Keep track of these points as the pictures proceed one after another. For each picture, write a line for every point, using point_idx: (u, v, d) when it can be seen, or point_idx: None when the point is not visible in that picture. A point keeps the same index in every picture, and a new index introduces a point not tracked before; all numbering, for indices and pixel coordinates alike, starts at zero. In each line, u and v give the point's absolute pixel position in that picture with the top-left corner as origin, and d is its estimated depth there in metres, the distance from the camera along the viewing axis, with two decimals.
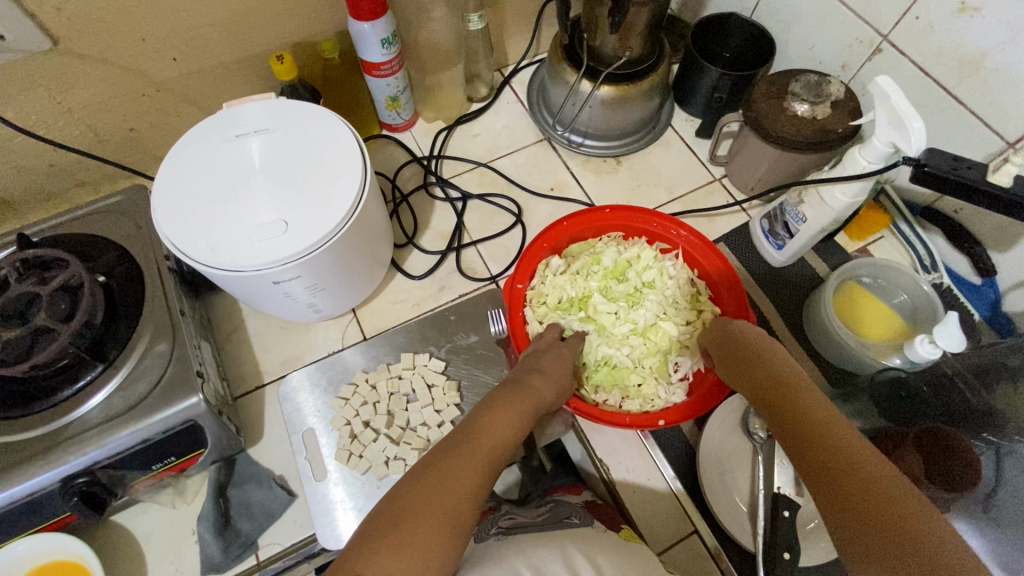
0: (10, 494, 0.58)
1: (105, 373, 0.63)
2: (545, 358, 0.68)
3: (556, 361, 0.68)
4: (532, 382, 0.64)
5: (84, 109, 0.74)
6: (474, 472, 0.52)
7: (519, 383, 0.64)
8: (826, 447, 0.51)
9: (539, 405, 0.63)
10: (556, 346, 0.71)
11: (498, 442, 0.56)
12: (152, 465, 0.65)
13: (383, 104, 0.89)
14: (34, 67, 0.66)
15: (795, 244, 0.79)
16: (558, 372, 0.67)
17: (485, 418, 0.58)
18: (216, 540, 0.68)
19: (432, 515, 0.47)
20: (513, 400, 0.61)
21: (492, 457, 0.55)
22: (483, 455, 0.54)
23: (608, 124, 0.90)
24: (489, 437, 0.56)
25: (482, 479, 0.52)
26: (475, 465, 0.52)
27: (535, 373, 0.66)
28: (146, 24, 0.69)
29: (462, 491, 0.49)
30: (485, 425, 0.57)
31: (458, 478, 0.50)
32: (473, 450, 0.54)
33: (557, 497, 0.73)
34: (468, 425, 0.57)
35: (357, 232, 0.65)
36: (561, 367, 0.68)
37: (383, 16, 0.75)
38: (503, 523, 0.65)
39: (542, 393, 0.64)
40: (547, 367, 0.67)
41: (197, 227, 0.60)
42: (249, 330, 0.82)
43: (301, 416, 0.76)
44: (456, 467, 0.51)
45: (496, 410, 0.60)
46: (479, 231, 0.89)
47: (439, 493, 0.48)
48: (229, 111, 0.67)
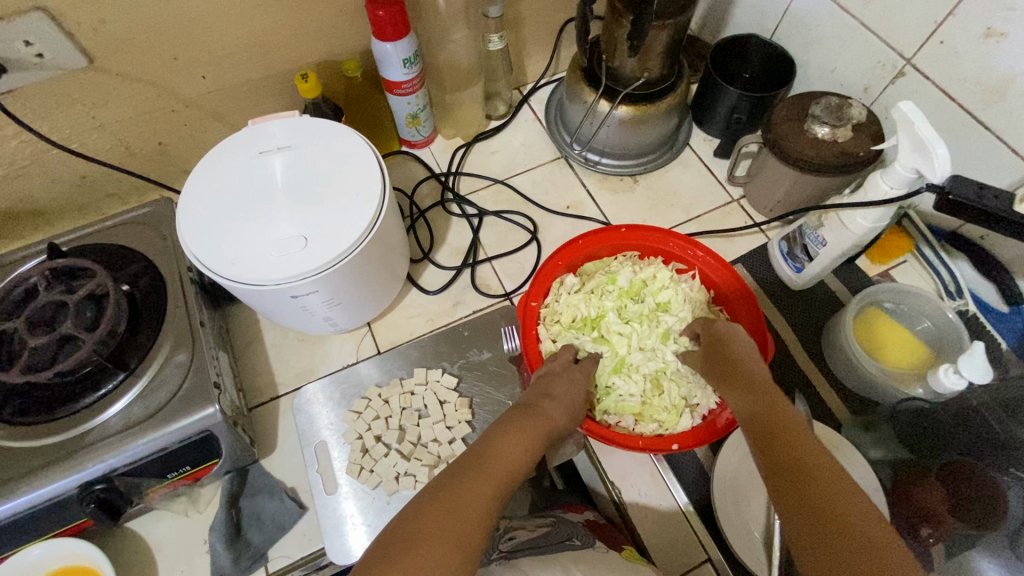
0: (30, 498, 0.59)
1: (126, 381, 0.65)
2: (558, 380, 0.68)
3: (568, 384, 0.68)
4: (543, 407, 0.64)
5: (116, 123, 0.76)
6: (483, 497, 0.51)
7: (532, 408, 0.64)
8: (790, 457, 0.51)
9: (551, 430, 0.63)
10: (569, 370, 0.70)
11: (510, 467, 0.56)
12: (167, 474, 0.66)
13: (404, 121, 0.90)
14: (71, 84, 0.69)
15: (815, 267, 0.78)
16: (570, 393, 0.67)
17: (498, 442, 0.58)
18: (228, 551, 0.69)
19: (440, 537, 0.46)
20: (525, 425, 0.61)
21: (503, 482, 0.54)
22: (493, 480, 0.53)
23: (625, 143, 0.90)
24: (501, 461, 0.56)
25: (492, 504, 0.51)
26: (484, 489, 0.52)
27: (548, 399, 0.65)
28: (178, 43, 0.71)
29: (471, 517, 0.49)
30: (496, 451, 0.57)
31: (468, 502, 0.50)
32: (483, 475, 0.53)
33: (558, 513, 0.73)
34: (478, 450, 0.57)
35: (375, 248, 0.66)
36: (573, 390, 0.68)
37: (406, 37, 0.77)
38: (504, 547, 0.64)
39: (555, 419, 0.64)
40: (558, 391, 0.67)
41: (219, 241, 0.62)
42: (267, 341, 0.83)
43: (315, 428, 0.77)
44: (465, 491, 0.51)
45: (508, 434, 0.59)
46: (495, 248, 0.89)
47: (447, 516, 0.48)
48: (254, 129, 0.68)
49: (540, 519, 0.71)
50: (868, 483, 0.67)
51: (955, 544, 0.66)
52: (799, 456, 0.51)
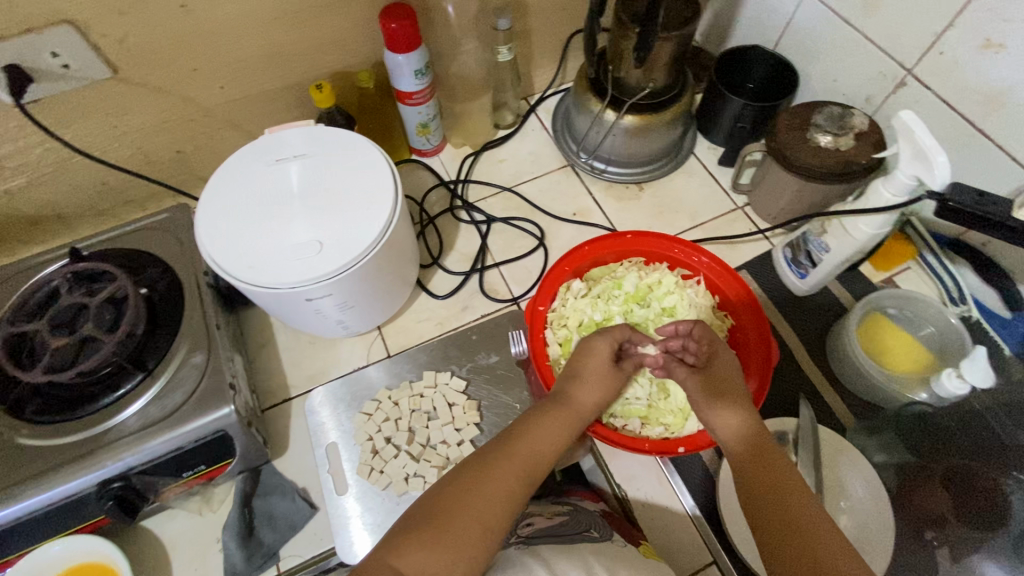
0: (50, 495, 0.61)
1: (144, 382, 0.66)
2: (592, 359, 0.68)
3: (594, 359, 0.68)
4: (573, 392, 0.65)
5: (137, 132, 0.79)
6: (509, 479, 0.54)
7: (562, 392, 0.65)
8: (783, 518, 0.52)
9: (581, 415, 0.64)
10: (595, 341, 0.69)
11: (539, 453, 0.58)
12: (182, 473, 0.67)
13: (414, 131, 0.93)
14: (95, 93, 0.72)
15: (819, 273, 0.79)
16: (601, 373, 0.68)
17: (531, 426, 0.60)
18: (241, 550, 0.70)
19: (463, 516, 0.49)
20: (555, 411, 0.63)
21: (530, 464, 0.57)
22: (521, 465, 0.56)
23: (631, 152, 0.92)
24: (530, 445, 0.58)
25: (517, 486, 0.54)
26: (512, 473, 0.55)
27: (576, 381, 0.66)
28: (198, 56, 0.74)
29: (497, 499, 0.52)
30: (528, 438, 0.59)
31: (496, 485, 0.53)
32: (514, 460, 0.56)
33: (574, 501, 0.73)
34: (512, 432, 0.59)
35: (388, 253, 0.68)
36: (606, 369, 0.68)
37: (417, 49, 0.79)
38: (522, 531, 0.65)
39: (585, 404, 0.65)
40: (584, 370, 0.67)
41: (236, 246, 0.63)
42: (279, 344, 0.84)
43: (324, 430, 0.78)
44: (493, 474, 0.54)
45: (540, 420, 0.61)
46: (503, 254, 0.91)
47: (475, 502, 0.51)
48: (271, 137, 0.70)
49: (557, 506, 0.71)
50: (873, 485, 0.68)
51: (958, 547, 0.67)
52: (798, 525, 0.50)
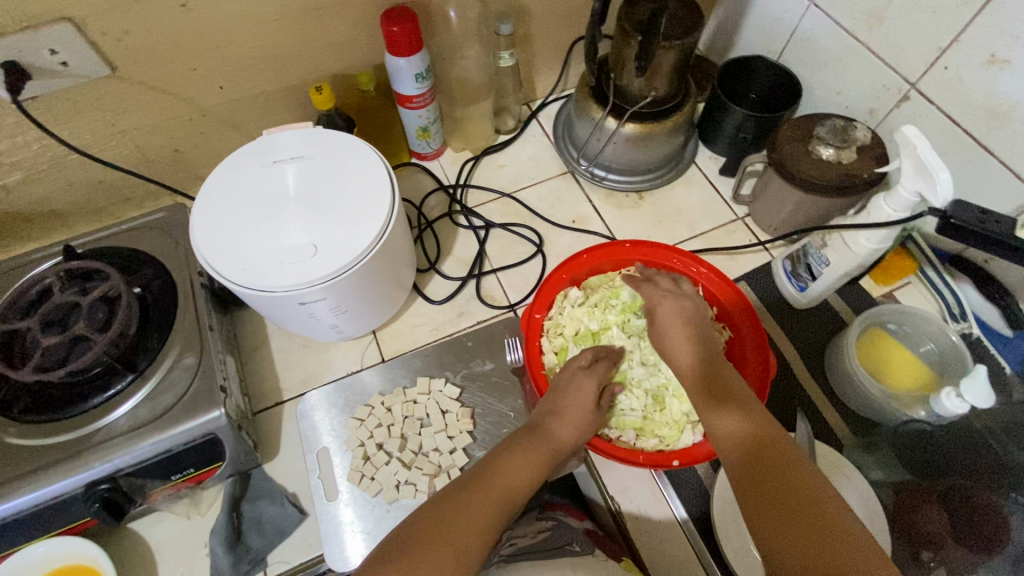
0: (36, 496, 0.60)
1: (134, 383, 0.66)
2: (571, 397, 0.68)
3: (576, 395, 0.68)
4: (552, 427, 0.65)
5: (135, 131, 0.78)
6: (485, 510, 0.54)
7: (539, 428, 0.65)
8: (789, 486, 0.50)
9: (555, 449, 0.64)
10: (580, 376, 0.70)
11: (513, 489, 0.58)
12: (171, 476, 0.67)
13: (414, 134, 0.92)
14: (94, 91, 0.71)
15: (819, 287, 0.79)
16: (579, 410, 0.67)
17: (508, 461, 0.60)
18: (227, 554, 0.69)
19: (440, 545, 0.49)
20: (531, 446, 0.63)
21: (506, 499, 0.57)
22: (496, 500, 0.56)
23: (632, 160, 0.92)
24: (505, 479, 0.58)
25: (492, 519, 0.54)
26: (487, 507, 0.55)
27: (556, 417, 0.66)
28: (197, 55, 0.73)
29: (473, 529, 0.52)
30: (504, 472, 0.59)
31: (473, 515, 0.53)
32: (491, 495, 0.56)
33: (559, 516, 0.72)
34: (487, 466, 0.59)
35: (385, 256, 0.67)
36: (586, 407, 0.68)
37: (418, 53, 0.79)
38: (505, 551, 0.64)
39: (564, 440, 0.65)
40: (566, 407, 0.67)
41: (231, 250, 0.63)
42: (273, 346, 0.84)
43: (316, 435, 0.77)
44: (469, 506, 0.54)
45: (515, 454, 0.61)
46: (500, 260, 0.90)
47: (456, 530, 0.51)
48: (269, 139, 0.70)
49: (541, 521, 0.70)
50: (870, 501, 0.67)
51: (955, 567, 0.66)
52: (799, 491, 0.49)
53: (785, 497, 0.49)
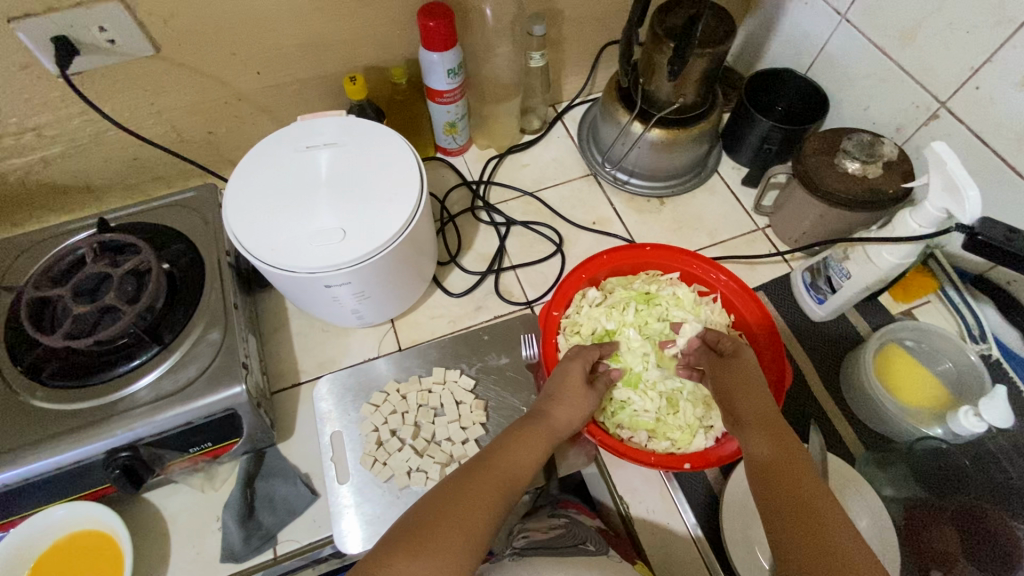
0: (58, 459, 0.62)
1: (159, 355, 0.67)
2: (568, 381, 0.68)
3: (567, 380, 0.68)
4: (548, 411, 0.65)
5: (172, 110, 0.80)
6: (489, 492, 0.54)
7: (537, 412, 0.65)
8: (804, 508, 0.51)
9: (557, 436, 0.64)
10: (568, 362, 0.70)
11: (515, 470, 0.58)
12: (188, 448, 0.68)
13: (441, 129, 0.93)
14: (137, 69, 0.74)
15: (837, 300, 0.79)
16: (575, 392, 0.67)
17: (508, 445, 0.60)
18: (239, 529, 0.69)
19: (448, 529, 0.49)
20: (530, 430, 0.62)
21: (508, 480, 0.57)
22: (498, 479, 0.56)
23: (656, 166, 0.92)
24: (507, 461, 0.58)
25: (496, 500, 0.54)
26: (490, 490, 0.54)
27: (551, 401, 0.66)
28: (238, 41, 0.75)
29: (478, 510, 0.52)
30: (505, 454, 0.59)
31: (477, 497, 0.53)
32: (491, 475, 0.56)
33: (572, 513, 0.73)
34: (490, 450, 0.59)
35: (409, 245, 0.68)
36: (581, 389, 0.68)
37: (452, 49, 0.80)
38: (517, 543, 0.67)
39: (562, 423, 0.65)
40: (559, 391, 0.67)
41: (259, 230, 0.64)
42: (293, 329, 0.85)
43: (331, 418, 0.78)
44: (473, 488, 0.54)
45: (516, 437, 0.61)
46: (520, 256, 0.91)
47: (461, 508, 0.51)
48: (304, 124, 0.72)
49: (553, 518, 0.72)
50: (882, 518, 0.66)
51: None
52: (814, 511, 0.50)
53: (824, 552, 0.47)
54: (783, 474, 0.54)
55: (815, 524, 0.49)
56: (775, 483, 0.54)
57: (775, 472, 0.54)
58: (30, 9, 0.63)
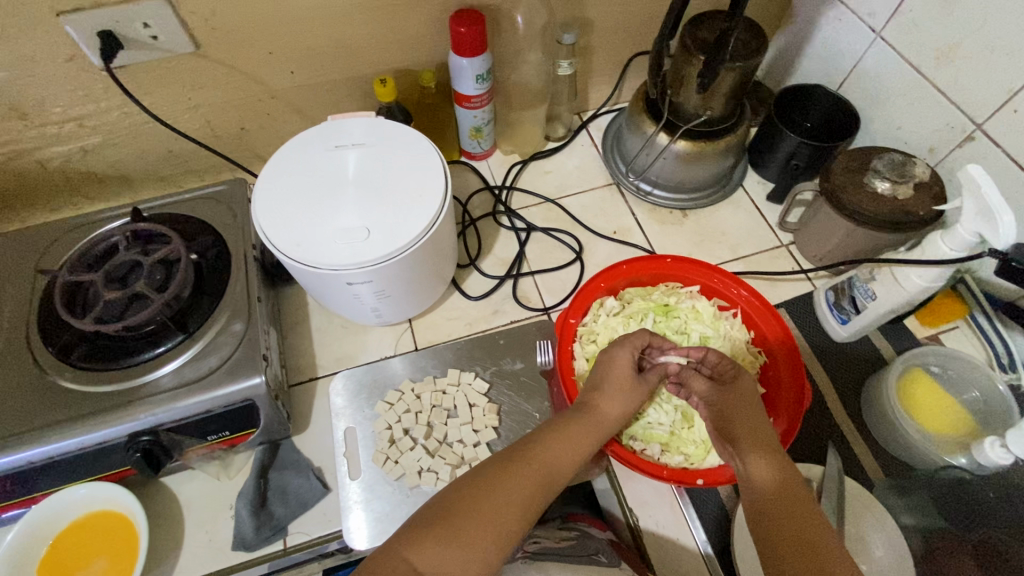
0: (82, 439, 0.64)
1: (183, 343, 0.69)
2: (616, 373, 0.67)
3: (616, 372, 0.67)
4: (596, 404, 0.64)
5: (207, 106, 0.82)
6: (529, 484, 0.54)
7: (585, 404, 0.64)
8: (806, 544, 0.49)
9: (604, 429, 0.63)
10: (617, 351, 0.69)
11: (558, 463, 0.58)
12: (206, 436, 0.69)
13: (467, 133, 0.94)
14: (176, 65, 0.76)
15: (862, 321, 0.78)
16: (622, 386, 0.67)
17: (553, 437, 0.60)
18: (252, 518, 0.71)
19: (484, 519, 0.50)
20: (578, 422, 0.62)
21: (551, 474, 0.57)
22: (541, 471, 0.56)
23: (680, 177, 0.92)
24: (550, 453, 0.58)
25: (535, 493, 0.54)
26: (531, 482, 0.54)
27: (599, 394, 0.66)
28: (274, 41, 0.77)
29: (517, 501, 0.52)
30: (548, 446, 0.59)
31: (517, 489, 0.53)
32: (535, 467, 0.56)
33: (582, 526, 0.72)
34: (535, 439, 0.59)
35: (430, 247, 0.69)
36: (631, 382, 0.67)
37: (482, 55, 0.81)
38: (528, 547, 0.66)
39: (609, 417, 0.64)
40: (606, 383, 0.67)
41: (286, 225, 0.65)
42: (312, 324, 0.86)
43: (345, 414, 0.79)
44: (514, 478, 0.54)
45: (563, 429, 0.61)
46: (539, 262, 0.91)
47: (497, 500, 0.51)
48: (334, 124, 0.73)
49: (564, 530, 0.71)
50: (898, 546, 0.65)
51: None
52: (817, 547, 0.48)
53: None
54: (790, 505, 0.52)
55: (815, 561, 0.47)
56: (776, 515, 0.52)
57: (777, 504, 0.53)
58: (79, 3, 0.65)
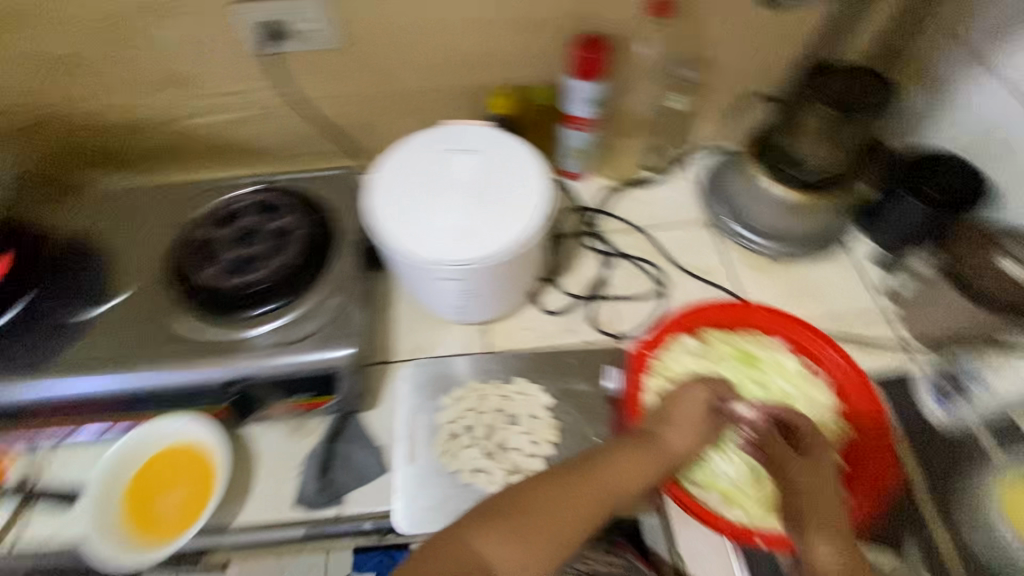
0: (190, 376, 0.72)
1: (286, 307, 0.76)
2: (689, 407, 0.65)
3: (690, 407, 0.66)
4: (665, 436, 0.63)
5: (339, 98, 0.90)
6: (586, 501, 0.55)
7: (653, 433, 0.63)
8: None
9: (669, 461, 0.62)
10: (691, 387, 0.67)
11: (618, 486, 0.57)
12: (290, 395, 0.75)
13: (568, 153, 0.95)
14: (322, 58, 0.83)
15: (970, 410, 0.76)
16: (694, 422, 0.65)
17: (618, 458, 0.59)
18: (317, 481, 0.76)
19: (537, 527, 0.51)
20: (643, 449, 0.61)
21: (609, 496, 0.56)
22: (600, 491, 0.56)
23: (786, 227, 0.90)
24: (612, 474, 0.58)
25: (591, 512, 0.54)
26: (588, 499, 0.55)
27: (666, 425, 0.65)
28: (410, 46, 0.83)
29: (572, 517, 0.53)
30: (610, 467, 0.58)
31: (574, 504, 0.54)
32: (594, 484, 0.56)
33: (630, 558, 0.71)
34: (599, 457, 0.59)
35: (521, 258, 0.72)
36: (702, 419, 0.65)
37: (599, 81, 0.83)
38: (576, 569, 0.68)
39: (676, 449, 0.63)
40: (677, 416, 0.65)
41: (395, 215, 0.70)
42: (394, 311, 0.91)
43: (411, 400, 0.82)
44: (571, 493, 0.54)
45: (629, 452, 0.60)
46: (620, 289, 0.91)
47: (553, 512, 0.53)
48: (450, 127, 0.77)
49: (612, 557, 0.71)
50: None
51: None
52: None
53: None
54: None
55: None
56: None
57: None
58: None
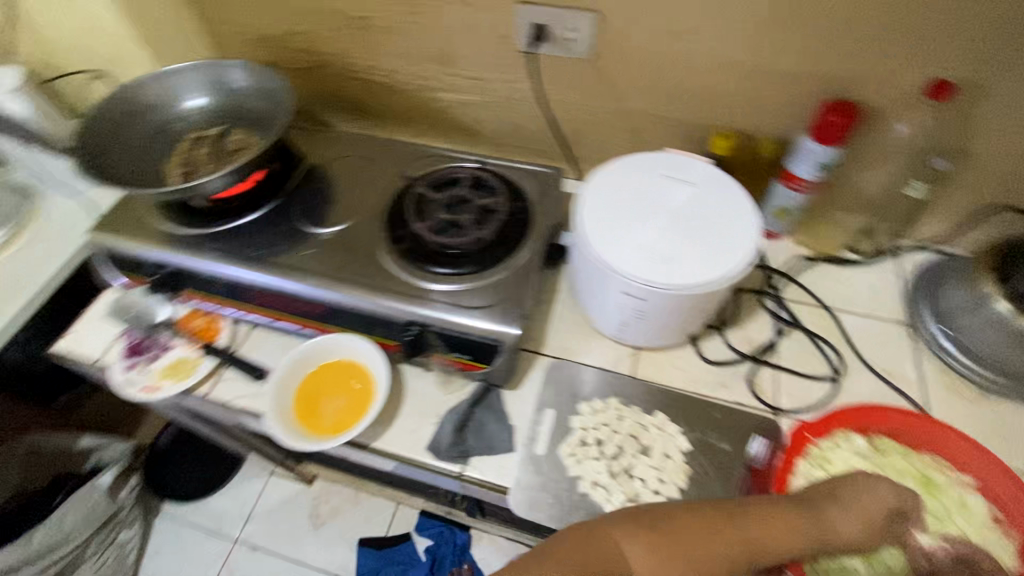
0: (379, 306, 0.81)
1: (472, 274, 0.83)
2: (868, 504, 0.62)
3: (867, 500, 0.63)
4: (834, 517, 0.60)
5: (569, 104, 0.96)
6: (735, 543, 0.55)
7: (821, 508, 0.61)
8: None
9: (830, 543, 0.59)
10: (878, 485, 0.64)
11: (772, 543, 0.57)
12: (452, 351, 0.81)
13: (771, 211, 0.93)
14: (570, 65, 0.90)
15: None
16: (867, 517, 0.61)
17: (779, 518, 0.58)
18: (451, 435, 0.81)
19: (682, 548, 0.54)
20: (808, 518, 0.59)
21: (759, 549, 0.56)
22: (752, 540, 0.56)
23: (1011, 355, 0.79)
24: (769, 531, 0.57)
25: (738, 555, 0.55)
26: (737, 543, 0.56)
27: (835, 504, 0.62)
28: (655, 72, 0.87)
29: (718, 553, 0.54)
30: (768, 522, 0.58)
31: (723, 541, 0.55)
32: (747, 532, 0.56)
33: None
34: (757, 510, 0.59)
35: (708, 299, 0.71)
36: (878, 520, 0.62)
37: (837, 147, 0.80)
38: None
39: (841, 535, 0.60)
40: (851, 501, 0.62)
41: (599, 222, 0.74)
42: (555, 309, 0.95)
43: (551, 395, 0.85)
44: (722, 531, 0.56)
45: (791, 515, 0.59)
46: (788, 361, 0.86)
47: (701, 541, 0.55)
48: (673, 157, 0.80)
49: None
50: None
51: None
52: None
53: None
54: None
55: None
56: None
57: None
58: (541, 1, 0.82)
